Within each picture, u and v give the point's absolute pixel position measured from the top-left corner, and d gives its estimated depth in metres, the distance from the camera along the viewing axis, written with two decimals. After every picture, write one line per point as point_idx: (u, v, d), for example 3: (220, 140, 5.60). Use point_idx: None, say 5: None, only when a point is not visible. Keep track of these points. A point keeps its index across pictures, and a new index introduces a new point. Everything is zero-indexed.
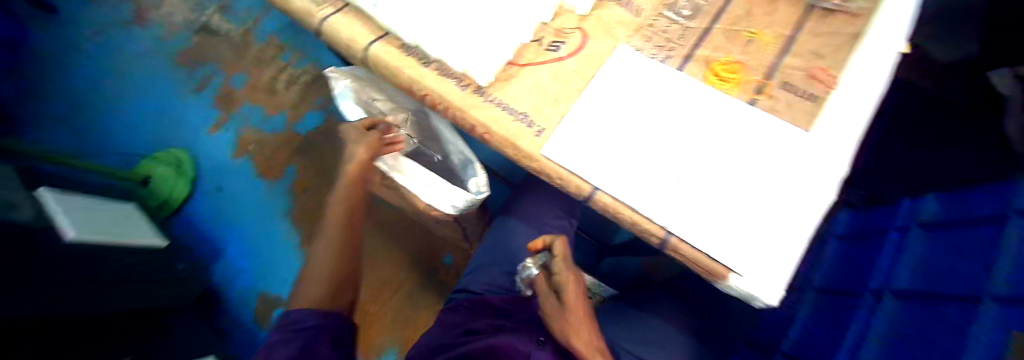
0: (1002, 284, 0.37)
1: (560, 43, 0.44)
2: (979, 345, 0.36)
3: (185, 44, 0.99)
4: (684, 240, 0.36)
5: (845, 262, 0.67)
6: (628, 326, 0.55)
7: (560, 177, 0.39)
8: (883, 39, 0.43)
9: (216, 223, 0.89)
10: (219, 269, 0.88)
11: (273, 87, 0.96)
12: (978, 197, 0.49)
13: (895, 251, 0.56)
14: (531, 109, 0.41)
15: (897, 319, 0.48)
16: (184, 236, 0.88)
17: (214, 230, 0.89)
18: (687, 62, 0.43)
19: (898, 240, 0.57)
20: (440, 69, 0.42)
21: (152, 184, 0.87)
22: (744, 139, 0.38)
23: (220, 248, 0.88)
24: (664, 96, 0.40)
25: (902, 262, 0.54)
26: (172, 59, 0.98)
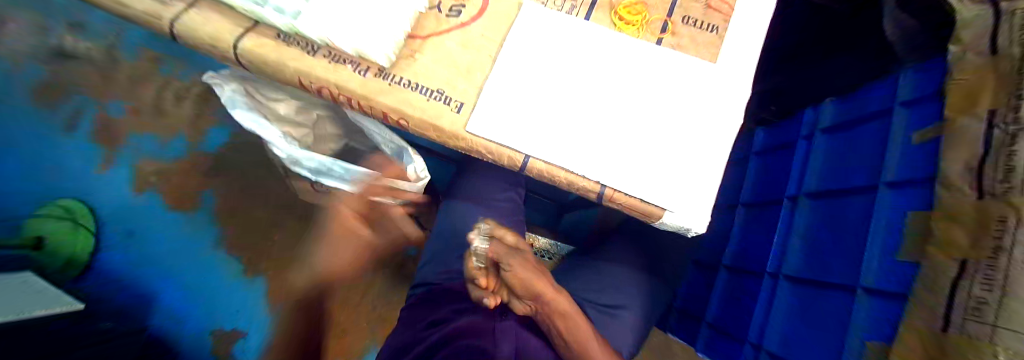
0: (895, 171, 0.43)
1: (461, 6, 0.41)
2: (889, 237, 0.41)
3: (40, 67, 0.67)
4: (619, 190, 0.37)
5: (762, 176, 0.73)
6: (585, 280, 0.58)
7: (491, 151, 0.37)
8: None
9: (132, 273, 0.66)
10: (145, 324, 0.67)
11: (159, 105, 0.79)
12: (868, 94, 0.55)
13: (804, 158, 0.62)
14: (445, 84, 0.38)
15: (817, 220, 0.54)
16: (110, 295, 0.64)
17: (131, 280, 0.67)
18: (593, 9, 0.41)
19: (806, 147, 0.63)
20: (331, 55, 0.38)
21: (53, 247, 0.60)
22: (658, 79, 0.39)
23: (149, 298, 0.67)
24: (580, 50, 0.39)
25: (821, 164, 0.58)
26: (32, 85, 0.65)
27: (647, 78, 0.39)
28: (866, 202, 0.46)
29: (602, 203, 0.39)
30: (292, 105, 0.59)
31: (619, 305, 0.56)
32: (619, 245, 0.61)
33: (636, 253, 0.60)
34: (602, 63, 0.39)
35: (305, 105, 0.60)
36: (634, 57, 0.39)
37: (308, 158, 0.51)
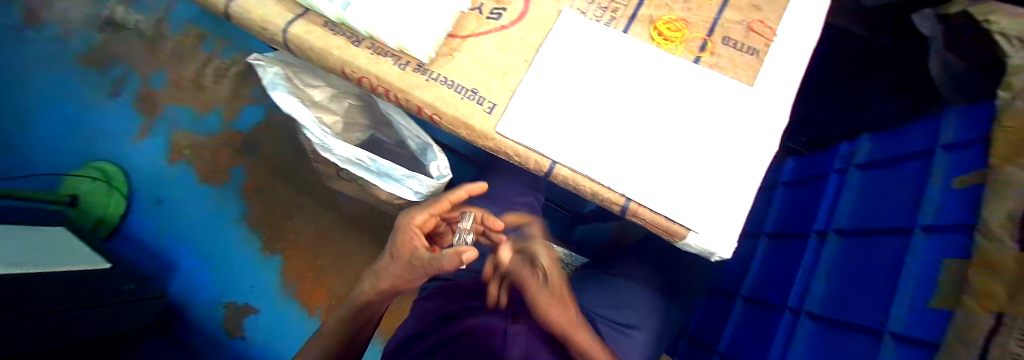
0: (932, 215, 0.42)
1: (501, 10, 0.42)
2: (920, 283, 0.40)
3: (91, 42, 0.85)
4: (643, 204, 0.37)
5: (792, 207, 0.71)
6: (599, 292, 0.57)
7: (518, 154, 0.38)
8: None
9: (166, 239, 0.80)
10: (175, 286, 0.79)
11: (200, 82, 0.85)
12: (906, 132, 0.53)
13: (836, 191, 0.61)
14: (481, 85, 0.39)
15: (844, 258, 0.53)
16: (137, 256, 0.78)
17: (164, 244, 0.79)
18: (632, 22, 0.42)
19: (839, 181, 0.61)
20: (374, 46, 0.40)
21: (84, 203, 0.76)
22: (695, 98, 0.39)
23: (173, 265, 0.79)
24: (615, 61, 0.40)
25: (854, 200, 0.56)
26: (74, 60, 0.83)
27: (683, 96, 0.39)
28: (900, 244, 0.45)
29: (624, 216, 0.39)
30: (327, 92, 0.60)
31: (633, 325, 0.55)
32: (633, 264, 0.60)
33: (650, 271, 0.59)
34: (638, 78, 0.39)
35: (339, 93, 0.62)
36: (671, 75, 0.39)
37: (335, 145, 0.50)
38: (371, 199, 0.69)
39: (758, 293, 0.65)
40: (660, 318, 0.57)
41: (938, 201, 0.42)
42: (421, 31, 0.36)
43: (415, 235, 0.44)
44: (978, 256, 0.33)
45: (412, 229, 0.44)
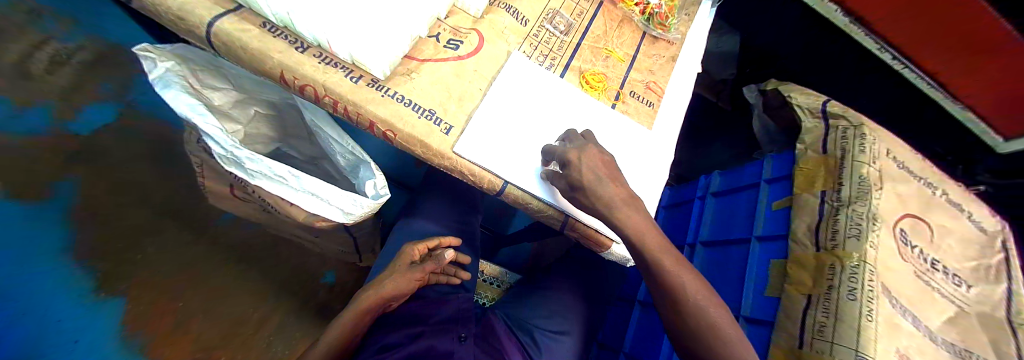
0: (762, 229, 0.58)
1: (458, 41, 0.45)
2: (758, 275, 0.54)
3: None
4: (581, 221, 0.42)
5: (671, 225, 0.87)
6: (531, 307, 0.60)
7: (474, 174, 0.40)
8: (690, 67, 0.59)
9: None
10: None
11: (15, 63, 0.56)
12: (740, 168, 0.73)
13: (701, 211, 0.77)
14: (439, 106, 0.40)
15: (709, 261, 0.68)
16: None
17: None
18: (567, 71, 0.49)
19: (700, 205, 0.79)
20: (322, 56, 0.38)
21: None
22: (614, 136, 0.48)
23: None
24: (554, 100, 0.46)
25: (714, 219, 0.72)
26: None
27: (605, 134, 0.47)
28: (743, 250, 0.61)
29: (562, 230, 0.44)
30: (229, 96, 0.51)
31: (562, 332, 0.59)
32: (559, 276, 0.65)
33: (574, 283, 0.65)
34: (572, 117, 0.46)
35: (246, 99, 0.54)
36: (596, 115, 0.48)
37: (248, 157, 0.40)
38: (275, 223, 0.60)
39: (641, 292, 0.78)
40: (585, 323, 0.63)
41: (766, 218, 0.58)
42: (386, 48, 0.36)
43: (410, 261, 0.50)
44: (793, 256, 0.48)
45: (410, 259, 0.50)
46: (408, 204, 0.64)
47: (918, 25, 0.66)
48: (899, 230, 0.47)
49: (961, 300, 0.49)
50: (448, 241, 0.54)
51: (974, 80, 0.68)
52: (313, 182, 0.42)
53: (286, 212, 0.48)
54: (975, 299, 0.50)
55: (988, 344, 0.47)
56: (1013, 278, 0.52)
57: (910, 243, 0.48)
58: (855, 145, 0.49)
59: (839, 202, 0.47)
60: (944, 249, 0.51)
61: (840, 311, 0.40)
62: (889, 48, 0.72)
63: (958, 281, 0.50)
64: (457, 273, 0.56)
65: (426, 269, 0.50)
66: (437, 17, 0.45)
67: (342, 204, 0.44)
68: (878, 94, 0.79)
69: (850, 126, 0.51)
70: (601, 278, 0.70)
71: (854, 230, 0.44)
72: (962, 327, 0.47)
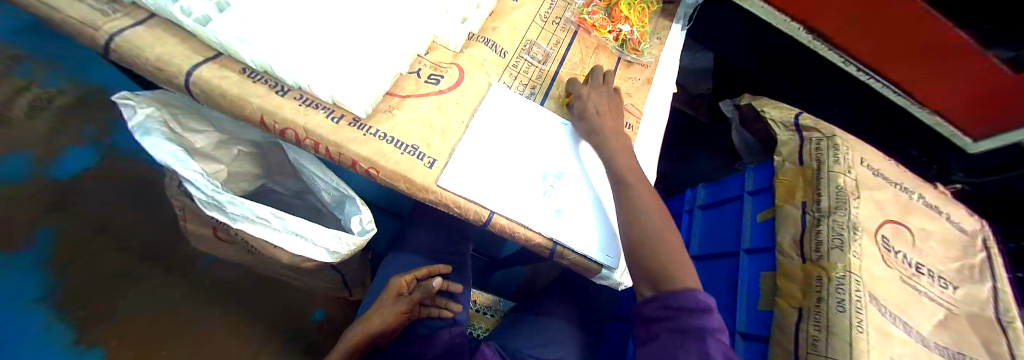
0: (748, 241, 0.59)
1: (438, 76, 0.46)
2: (749, 288, 0.55)
3: None
4: (568, 247, 0.42)
5: None
6: (527, 334, 0.59)
7: (459, 206, 0.40)
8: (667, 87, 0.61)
9: None
10: None
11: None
12: (723, 181, 0.74)
13: (689, 225, 0.78)
14: (421, 141, 0.41)
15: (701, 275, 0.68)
16: None
17: None
18: (548, 98, 0.51)
19: (689, 219, 0.79)
20: (304, 98, 0.38)
21: None
22: (595, 161, 0.49)
23: None
24: (536, 129, 0.47)
25: (703, 232, 0.73)
26: None
27: (585, 159, 0.48)
28: (733, 263, 0.61)
29: (551, 257, 0.43)
30: (211, 138, 0.51)
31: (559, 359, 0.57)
32: (553, 300, 0.65)
33: (568, 306, 0.65)
34: (554, 143, 0.47)
35: (228, 139, 0.53)
36: (579, 140, 0.49)
37: (230, 201, 0.40)
38: (260, 263, 0.59)
39: None
40: (583, 349, 0.62)
41: (751, 231, 0.59)
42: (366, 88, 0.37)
43: (394, 294, 0.49)
44: (780, 269, 0.49)
45: (394, 291, 0.49)
46: (396, 236, 0.64)
47: (875, 40, 0.70)
48: (880, 237, 0.48)
49: (949, 302, 0.50)
50: (435, 268, 0.54)
51: (937, 87, 0.72)
52: (299, 222, 0.41)
53: (270, 254, 0.47)
54: (961, 300, 0.51)
55: (980, 345, 0.48)
56: (998, 277, 0.53)
57: (893, 249, 0.49)
58: (830, 157, 0.50)
59: (819, 213, 0.48)
60: (926, 252, 0.52)
61: (831, 323, 0.40)
62: (853, 61, 0.76)
63: (944, 283, 0.51)
64: (447, 305, 0.55)
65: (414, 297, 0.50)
66: (417, 53, 0.46)
67: (327, 244, 0.44)
68: (851, 101, 0.82)
69: (823, 138, 0.53)
70: (594, 299, 0.69)
71: (838, 241, 0.44)
72: (951, 329, 0.48)
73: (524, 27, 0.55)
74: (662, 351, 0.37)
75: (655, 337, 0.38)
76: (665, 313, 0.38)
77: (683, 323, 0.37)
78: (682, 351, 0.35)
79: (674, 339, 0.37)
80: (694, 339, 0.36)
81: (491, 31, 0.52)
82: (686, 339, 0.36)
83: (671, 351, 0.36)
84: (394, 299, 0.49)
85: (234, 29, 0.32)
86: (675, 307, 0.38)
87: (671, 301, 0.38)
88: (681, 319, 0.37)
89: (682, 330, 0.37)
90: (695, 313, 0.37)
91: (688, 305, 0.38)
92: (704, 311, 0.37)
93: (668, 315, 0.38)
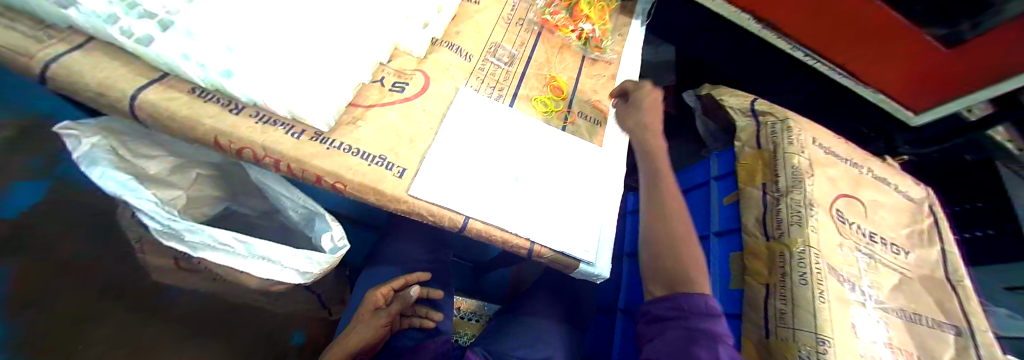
0: (718, 224, 0.61)
1: (403, 84, 0.45)
2: (721, 269, 0.57)
3: None
4: (545, 245, 0.42)
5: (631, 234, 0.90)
6: (514, 335, 0.59)
7: (433, 213, 0.39)
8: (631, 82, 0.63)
9: None
10: None
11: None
12: (692, 169, 0.77)
13: None
14: (388, 151, 0.40)
15: None
16: None
17: None
18: (516, 99, 0.51)
19: None
20: (260, 116, 0.37)
21: None
22: (567, 159, 0.49)
23: None
24: (506, 131, 0.47)
25: None
26: None
27: (555, 157, 0.49)
28: (706, 246, 0.63)
29: (529, 258, 0.43)
30: (166, 163, 0.48)
31: (546, 357, 0.57)
32: (538, 299, 0.65)
33: (552, 303, 0.66)
34: (524, 144, 0.47)
35: (185, 162, 0.50)
36: (549, 140, 0.49)
37: (188, 228, 0.38)
38: (230, 289, 0.56)
39: (620, 299, 0.78)
40: (570, 344, 0.63)
41: (720, 214, 0.61)
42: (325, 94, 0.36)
43: (372, 308, 0.48)
44: (748, 249, 0.51)
45: (369, 306, 0.48)
46: (374, 247, 0.62)
47: (819, 26, 0.75)
48: (836, 212, 0.51)
49: (903, 267, 0.53)
50: (414, 276, 0.53)
51: (877, 66, 0.77)
52: (265, 245, 0.40)
53: (237, 278, 0.45)
54: (914, 263, 0.54)
55: (934, 304, 0.52)
56: (944, 239, 0.58)
57: (848, 221, 0.52)
58: (785, 139, 0.53)
59: (779, 192, 0.50)
60: (880, 222, 0.56)
61: (797, 297, 0.42)
62: (800, 47, 0.80)
63: (900, 250, 0.55)
64: (430, 316, 0.54)
65: (393, 308, 0.49)
66: (379, 62, 0.46)
67: (297, 265, 0.42)
68: (805, 83, 0.87)
69: (777, 121, 0.55)
70: (577, 294, 0.70)
71: (797, 218, 0.47)
72: (907, 291, 0.51)
73: (488, 30, 0.56)
74: (672, 347, 0.41)
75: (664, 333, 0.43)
76: (678, 314, 0.43)
77: (694, 325, 0.41)
78: (692, 349, 0.39)
79: (683, 334, 0.41)
80: (701, 340, 0.39)
81: (455, 37, 0.53)
82: (695, 336, 0.40)
83: (682, 348, 0.40)
84: (373, 312, 0.48)
85: (178, 46, 0.31)
86: (685, 309, 0.42)
87: (682, 303, 0.43)
88: (691, 321, 0.42)
89: (691, 330, 0.41)
90: (703, 312, 0.42)
91: (698, 309, 0.42)
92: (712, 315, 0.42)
93: (679, 316, 0.43)
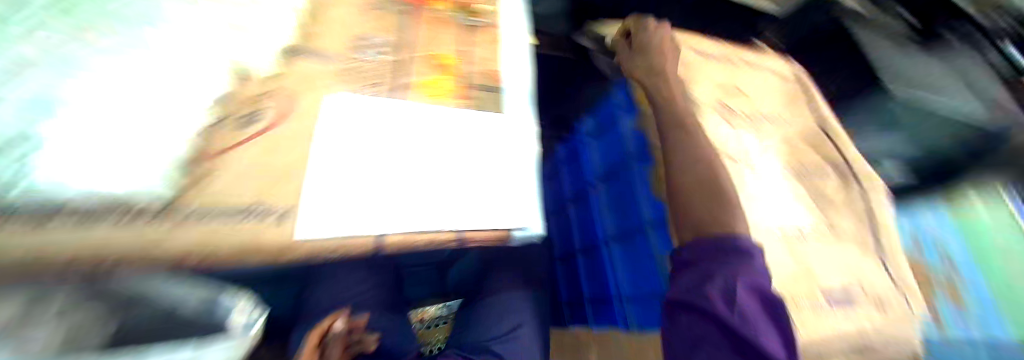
0: (632, 149, 0.64)
1: (257, 112, 0.38)
2: (643, 191, 0.61)
3: None
4: (473, 230, 0.41)
5: (561, 184, 0.92)
6: (481, 319, 0.59)
7: (339, 246, 0.35)
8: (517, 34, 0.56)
9: None
10: None
11: None
12: (603, 103, 0.78)
13: (569, 164, 0.88)
14: (263, 196, 0.35)
15: (585, 206, 0.81)
16: None
17: None
18: (404, 91, 0.45)
19: (571, 152, 0.87)
20: (61, 210, 0.26)
21: None
22: (474, 136, 0.45)
23: None
24: (395, 129, 0.42)
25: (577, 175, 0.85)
26: None
27: (460, 137, 0.44)
28: (622, 176, 0.67)
29: (463, 246, 0.42)
30: None
31: (518, 326, 0.59)
32: (500, 276, 0.66)
33: (513, 273, 0.67)
34: (422, 135, 0.43)
35: None
36: (449, 121, 0.45)
37: None
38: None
39: (575, 241, 0.85)
40: (541, 302, 0.66)
41: (631, 138, 0.65)
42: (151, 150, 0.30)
43: None
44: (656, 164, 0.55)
45: None
46: (305, 297, 0.66)
47: None
48: (718, 105, 0.56)
49: (789, 133, 0.61)
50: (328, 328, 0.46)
51: None
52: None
53: None
54: (798, 127, 0.62)
55: (820, 157, 0.61)
56: (815, 98, 0.67)
57: (736, 109, 0.57)
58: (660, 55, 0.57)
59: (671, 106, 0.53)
60: (766, 104, 0.62)
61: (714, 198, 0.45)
62: None
63: (784, 120, 0.62)
64: (365, 338, 0.52)
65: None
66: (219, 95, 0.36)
67: None
68: None
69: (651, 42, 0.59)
70: (532, 257, 0.71)
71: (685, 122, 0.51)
72: (795, 152, 0.59)
73: (352, 25, 0.49)
74: (688, 284, 0.43)
75: (689, 270, 0.44)
76: (704, 257, 0.43)
77: (724, 264, 0.42)
78: (709, 285, 0.41)
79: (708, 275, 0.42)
80: (722, 277, 0.41)
81: (308, 41, 0.44)
82: (727, 284, 0.41)
83: (699, 284, 0.42)
84: None
85: None
86: (715, 251, 0.43)
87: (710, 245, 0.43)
88: (728, 268, 0.41)
89: (715, 268, 0.42)
90: (745, 262, 0.42)
91: (732, 250, 0.42)
92: (756, 268, 0.41)
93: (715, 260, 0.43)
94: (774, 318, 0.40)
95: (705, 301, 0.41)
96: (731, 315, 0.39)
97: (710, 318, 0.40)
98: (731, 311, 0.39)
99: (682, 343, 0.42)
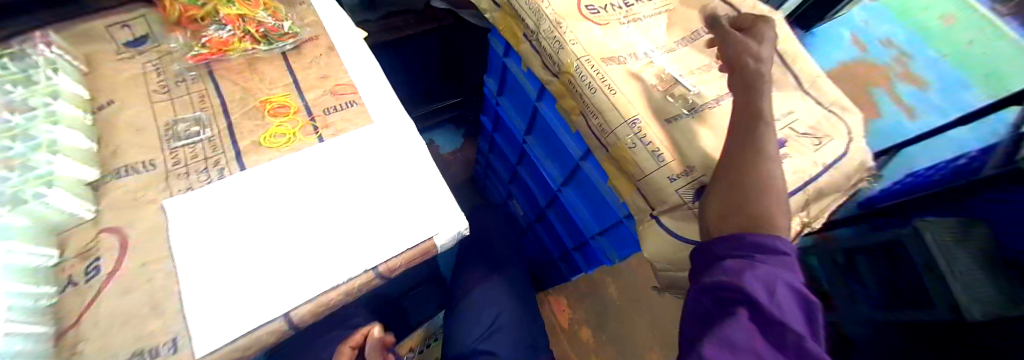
0: (534, 93, 0.60)
1: (97, 259, 0.33)
2: (562, 129, 0.58)
3: None
4: (383, 261, 0.36)
5: (502, 151, 0.89)
6: (468, 323, 0.67)
7: (247, 345, 0.31)
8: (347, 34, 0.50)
9: None
10: None
11: None
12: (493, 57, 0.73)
13: (498, 130, 0.84)
14: (141, 338, 0.30)
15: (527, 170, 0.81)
16: None
17: None
18: (244, 156, 0.40)
19: (492, 118, 0.83)
20: None
21: None
22: (346, 167, 0.41)
23: None
24: (256, 201, 0.38)
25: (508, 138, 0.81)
26: None
27: (332, 175, 0.40)
28: (542, 121, 0.63)
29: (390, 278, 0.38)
30: None
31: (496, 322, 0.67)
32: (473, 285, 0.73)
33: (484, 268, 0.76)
34: (289, 194, 0.39)
35: None
36: (315, 161, 0.41)
37: None
38: None
39: (538, 198, 0.82)
40: (511, 284, 0.74)
41: (529, 83, 0.61)
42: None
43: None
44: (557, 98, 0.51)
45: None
46: None
47: None
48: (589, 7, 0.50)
49: None
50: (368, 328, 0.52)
51: None
52: None
53: None
54: None
55: None
56: None
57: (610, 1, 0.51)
58: None
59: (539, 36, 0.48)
60: None
61: None
62: None
63: None
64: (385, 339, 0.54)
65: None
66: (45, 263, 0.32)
67: None
68: None
69: None
70: (493, 253, 0.80)
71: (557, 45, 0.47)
72: None
73: (149, 113, 0.42)
74: (713, 281, 0.32)
75: (719, 265, 0.33)
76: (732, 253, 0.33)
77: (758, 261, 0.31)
78: (742, 280, 0.30)
79: (742, 265, 0.31)
80: (761, 276, 0.30)
81: (118, 157, 0.39)
82: (770, 276, 0.30)
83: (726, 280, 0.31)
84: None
85: None
86: (747, 247, 0.33)
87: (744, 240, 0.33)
88: (768, 261, 0.31)
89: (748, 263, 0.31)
90: (783, 262, 0.32)
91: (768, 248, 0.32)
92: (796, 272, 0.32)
93: (751, 252, 0.32)
94: (813, 332, 0.29)
95: (740, 289, 0.30)
96: (772, 304, 0.29)
97: (745, 306, 0.29)
98: (772, 297, 0.29)
99: (693, 329, 0.32)
